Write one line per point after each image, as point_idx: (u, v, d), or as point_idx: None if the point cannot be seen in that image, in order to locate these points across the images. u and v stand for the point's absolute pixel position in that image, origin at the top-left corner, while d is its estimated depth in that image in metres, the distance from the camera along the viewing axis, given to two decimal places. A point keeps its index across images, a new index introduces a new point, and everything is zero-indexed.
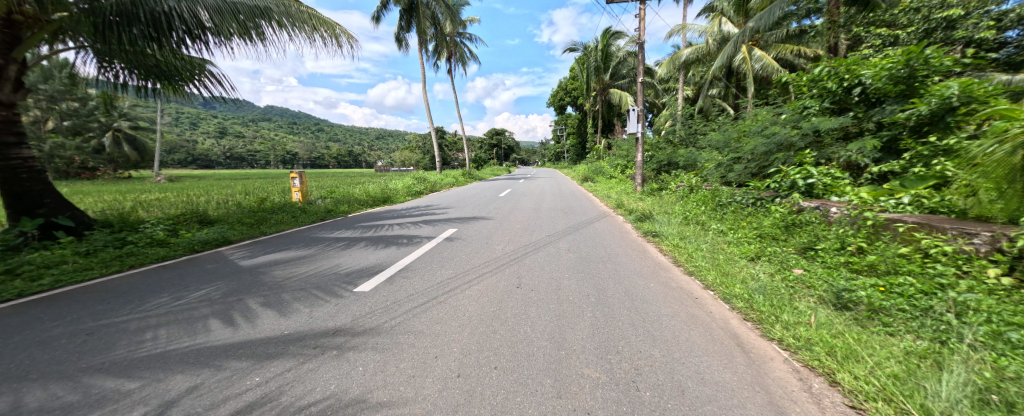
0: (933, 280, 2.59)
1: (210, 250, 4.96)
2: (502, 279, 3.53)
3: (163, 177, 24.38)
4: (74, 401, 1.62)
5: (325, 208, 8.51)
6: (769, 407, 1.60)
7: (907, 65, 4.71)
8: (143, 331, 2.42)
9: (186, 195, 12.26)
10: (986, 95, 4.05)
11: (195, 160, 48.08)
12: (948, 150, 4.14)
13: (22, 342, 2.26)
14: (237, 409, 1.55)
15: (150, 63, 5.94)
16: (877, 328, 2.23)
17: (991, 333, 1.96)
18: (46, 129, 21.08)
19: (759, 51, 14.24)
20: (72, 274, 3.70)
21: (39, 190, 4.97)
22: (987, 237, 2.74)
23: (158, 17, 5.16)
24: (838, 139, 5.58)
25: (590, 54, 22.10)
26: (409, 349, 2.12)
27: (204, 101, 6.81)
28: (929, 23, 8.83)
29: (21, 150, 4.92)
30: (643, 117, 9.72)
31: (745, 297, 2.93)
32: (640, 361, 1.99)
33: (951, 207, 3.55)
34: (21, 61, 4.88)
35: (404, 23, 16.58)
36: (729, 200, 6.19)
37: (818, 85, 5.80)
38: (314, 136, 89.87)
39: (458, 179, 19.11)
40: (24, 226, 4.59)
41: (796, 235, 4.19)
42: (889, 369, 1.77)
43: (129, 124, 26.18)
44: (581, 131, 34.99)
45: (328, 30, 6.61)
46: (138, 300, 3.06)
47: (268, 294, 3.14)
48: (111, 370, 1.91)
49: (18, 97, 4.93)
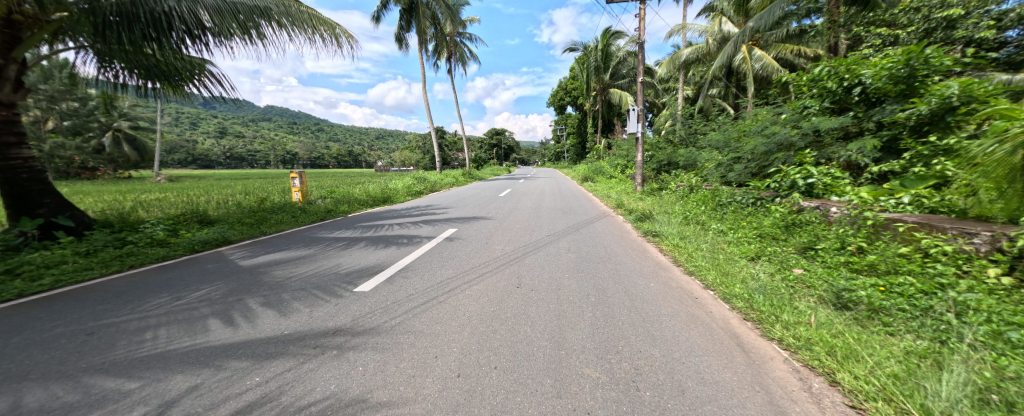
0: (933, 280, 2.58)
1: (210, 250, 4.97)
2: (501, 279, 3.52)
3: (163, 177, 24.40)
4: (74, 401, 1.62)
5: (325, 208, 8.50)
6: (769, 407, 1.59)
7: (907, 64, 4.71)
8: (143, 330, 2.42)
9: (186, 195, 12.25)
10: (986, 95, 4.05)
11: (195, 160, 48.12)
12: (948, 150, 4.14)
13: (21, 342, 2.25)
14: (236, 409, 1.55)
15: (150, 63, 5.94)
16: (877, 328, 2.23)
17: (991, 333, 1.96)
18: (46, 129, 21.11)
19: (759, 51, 14.24)
20: (73, 274, 3.70)
21: (39, 191, 4.97)
22: (987, 236, 2.74)
23: (158, 16, 5.15)
24: (838, 139, 5.58)
25: (590, 54, 22.10)
26: (409, 349, 2.12)
27: (204, 101, 6.81)
28: (928, 22, 8.83)
29: (21, 150, 4.92)
30: (643, 117, 9.71)
31: (744, 297, 2.92)
32: (640, 361, 1.99)
33: (951, 207, 3.54)
34: (21, 61, 4.87)
35: (404, 23, 16.57)
36: (729, 200, 6.19)
37: (818, 85, 5.80)
38: (314, 136, 89.86)
39: (458, 179, 19.10)
40: (25, 226, 4.60)
41: (796, 235, 4.19)
42: (888, 369, 1.77)
43: (129, 124, 26.19)
44: (581, 131, 35.00)
45: (328, 29, 6.61)
46: (138, 300, 3.06)
47: (268, 294, 3.14)
48: (111, 370, 1.91)
49: (18, 97, 4.93)
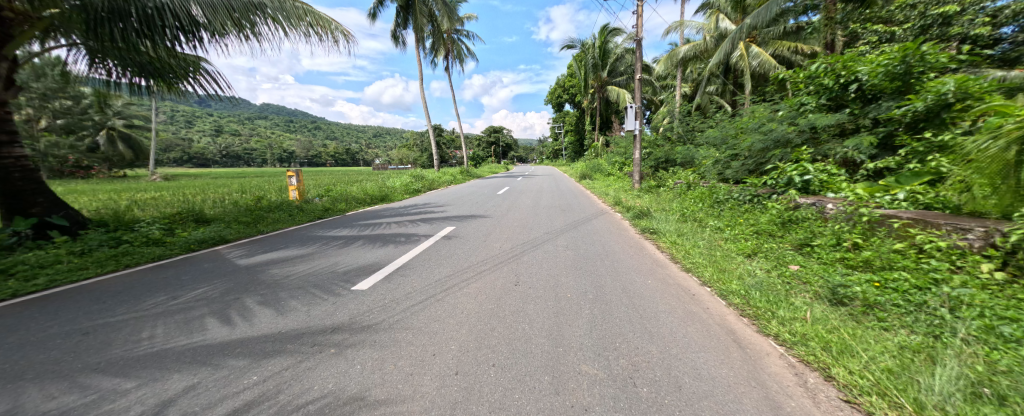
0: (928, 275, 2.61)
1: (207, 250, 4.92)
2: (500, 277, 3.52)
3: (158, 176, 24.11)
4: (71, 401, 1.62)
5: (323, 206, 8.42)
6: (765, 402, 1.61)
7: (903, 61, 4.75)
8: (140, 330, 2.42)
9: (180, 194, 12.16)
10: (982, 92, 4.07)
11: (190, 159, 47.82)
12: (943, 146, 4.19)
13: (17, 343, 2.24)
14: (234, 409, 1.54)
15: (144, 60, 5.87)
16: (871, 323, 2.25)
17: (983, 327, 1.99)
18: (39, 127, 20.87)
19: (757, 48, 14.33)
20: (68, 274, 3.68)
21: (33, 190, 4.92)
22: (981, 232, 2.75)
23: (150, 13, 5.04)
24: (834, 135, 5.59)
25: (587, 50, 21.99)
26: (406, 346, 2.12)
27: (199, 99, 6.74)
28: (925, 19, 8.86)
29: (14, 149, 4.87)
30: (642, 114, 9.65)
31: (741, 293, 2.95)
32: (637, 357, 2.00)
33: (946, 203, 3.60)
34: (11, 59, 4.82)
35: (400, 20, 16.47)
36: (727, 197, 6.22)
37: (814, 81, 5.83)
38: (312, 134, 89.50)
39: (455, 177, 19.07)
40: (18, 226, 4.54)
41: (792, 231, 4.24)
42: (883, 363, 1.80)
43: (124, 122, 25.84)
44: (578, 129, 35.22)
45: (323, 26, 6.62)
46: (135, 300, 3.04)
47: (265, 293, 3.12)
48: (108, 369, 1.91)
49: (8, 95, 4.87)
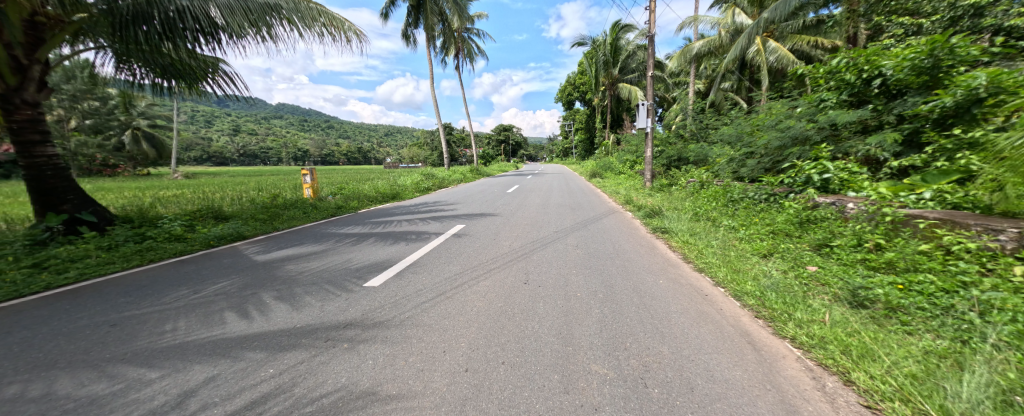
0: (956, 278, 2.50)
1: (226, 246, 5.07)
2: (509, 275, 3.52)
3: (180, 174, 24.87)
4: (99, 389, 1.69)
5: (336, 204, 8.56)
6: (781, 406, 1.57)
7: (931, 54, 4.51)
8: (163, 322, 2.51)
9: (200, 192, 12.57)
10: (1016, 86, 3.85)
11: (210, 158, 49.28)
12: (974, 143, 4.01)
13: (50, 333, 2.35)
14: (251, 401, 1.59)
15: (166, 62, 6.07)
16: (894, 327, 2.17)
17: (1016, 333, 1.89)
18: (69, 128, 21.72)
19: (774, 43, 13.95)
20: (96, 268, 3.85)
21: (64, 187, 5.14)
22: (1014, 233, 2.62)
23: (171, 16, 5.19)
24: (856, 132, 5.42)
25: (599, 47, 21.77)
26: (418, 343, 2.15)
27: (218, 100, 6.93)
28: (955, 10, 8.33)
29: (47, 148, 5.07)
30: (654, 111, 9.33)
31: (756, 294, 2.87)
32: (648, 357, 1.98)
33: (976, 202, 3.44)
34: (44, 62, 5.06)
35: (411, 19, 16.67)
36: (742, 195, 6.09)
37: (836, 76, 5.66)
38: (325, 133, 91.13)
39: (466, 175, 19.19)
40: (50, 222, 4.83)
41: (810, 231, 4.12)
42: (906, 368, 1.73)
43: (148, 123, 26.81)
44: (589, 127, 34.94)
45: (336, 26, 6.68)
46: (159, 293, 3.15)
47: (281, 288, 3.21)
48: (134, 360, 1.98)
49: (42, 97, 5.10)
